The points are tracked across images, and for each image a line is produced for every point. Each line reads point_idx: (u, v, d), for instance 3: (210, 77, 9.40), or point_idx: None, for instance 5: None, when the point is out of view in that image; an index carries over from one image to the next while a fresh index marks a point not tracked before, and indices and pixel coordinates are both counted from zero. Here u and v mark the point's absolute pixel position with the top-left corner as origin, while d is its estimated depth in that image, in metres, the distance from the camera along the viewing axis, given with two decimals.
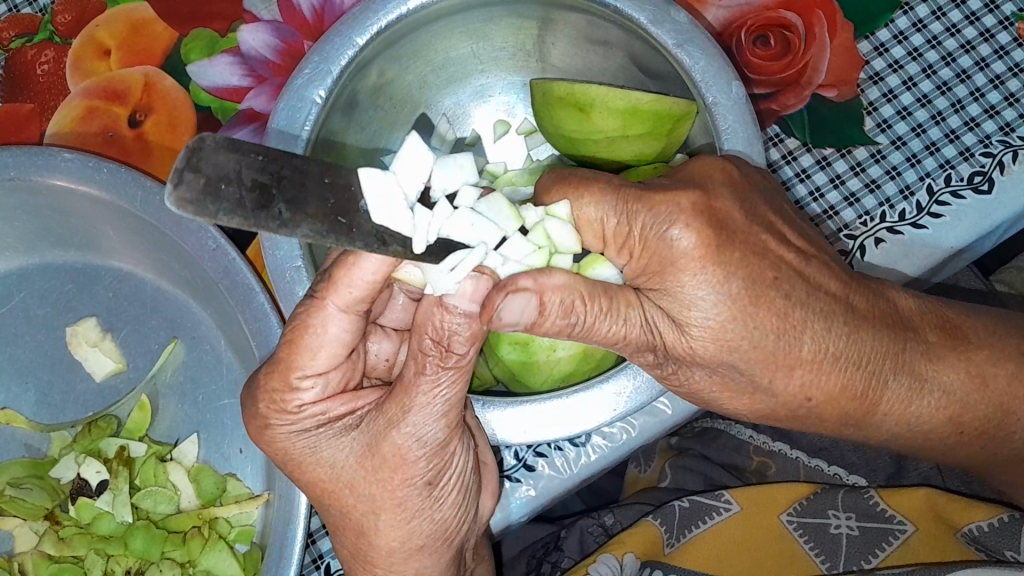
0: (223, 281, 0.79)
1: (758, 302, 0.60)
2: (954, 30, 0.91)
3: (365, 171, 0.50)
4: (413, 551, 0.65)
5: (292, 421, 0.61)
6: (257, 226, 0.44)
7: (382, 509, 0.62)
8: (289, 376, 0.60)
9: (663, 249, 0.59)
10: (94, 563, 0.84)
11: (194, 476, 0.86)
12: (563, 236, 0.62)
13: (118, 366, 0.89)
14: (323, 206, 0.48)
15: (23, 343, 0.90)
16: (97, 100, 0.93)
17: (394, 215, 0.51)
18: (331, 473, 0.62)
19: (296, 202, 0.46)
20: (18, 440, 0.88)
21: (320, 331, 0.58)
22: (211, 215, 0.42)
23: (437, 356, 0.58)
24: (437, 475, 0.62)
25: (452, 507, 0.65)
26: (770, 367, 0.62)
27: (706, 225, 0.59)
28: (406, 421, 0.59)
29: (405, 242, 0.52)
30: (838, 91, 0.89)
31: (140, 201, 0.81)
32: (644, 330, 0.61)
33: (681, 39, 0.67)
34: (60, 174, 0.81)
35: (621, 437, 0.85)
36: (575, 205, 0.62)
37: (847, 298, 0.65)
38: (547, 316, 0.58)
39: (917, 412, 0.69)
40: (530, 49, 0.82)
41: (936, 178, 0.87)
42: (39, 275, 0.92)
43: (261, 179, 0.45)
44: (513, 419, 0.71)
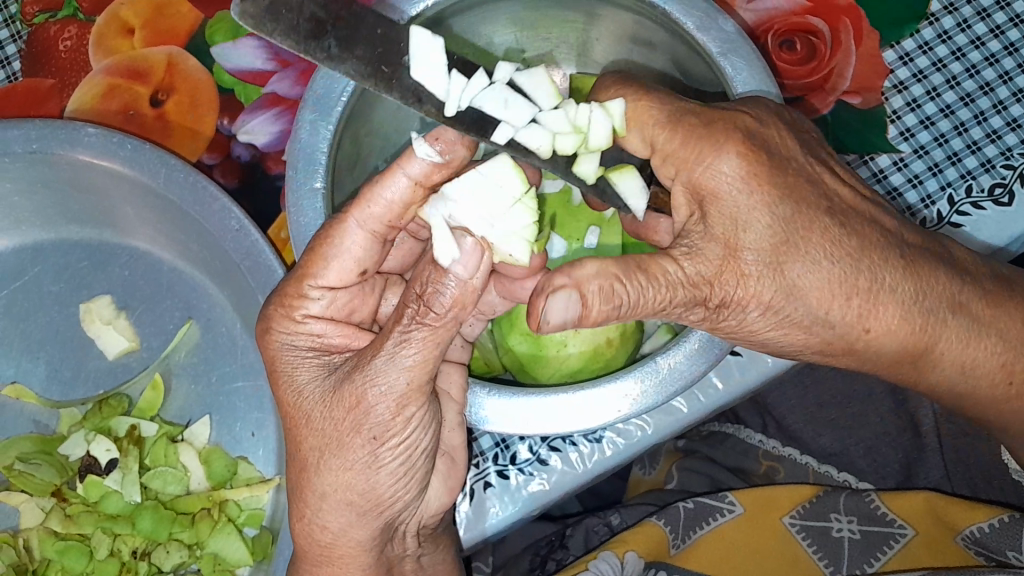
0: (245, 262, 0.79)
1: (804, 234, 0.60)
2: (978, 43, 0.92)
3: (414, 29, 0.52)
4: (344, 504, 0.62)
5: (291, 332, 0.63)
6: (308, 55, 0.47)
7: (326, 446, 0.60)
8: (302, 283, 0.62)
9: (712, 192, 0.60)
10: (101, 542, 0.83)
11: (205, 458, 0.86)
12: (600, 130, 0.63)
13: (131, 345, 0.88)
14: (370, 52, 0.51)
15: (35, 320, 0.89)
16: (119, 79, 0.93)
17: (432, 76, 0.53)
18: (294, 396, 0.61)
19: (345, 40, 0.49)
20: (27, 416, 0.87)
21: (337, 244, 0.61)
22: (268, 33, 0.46)
23: (415, 310, 0.57)
24: (384, 432, 0.59)
25: (391, 476, 0.62)
26: (824, 299, 0.61)
27: (756, 158, 0.60)
28: (372, 364, 0.58)
29: (439, 107, 0.54)
30: (862, 98, 0.90)
31: (164, 178, 0.80)
32: (688, 291, 0.60)
33: (725, 47, 0.68)
34: (82, 149, 0.80)
35: (636, 434, 0.85)
36: (630, 103, 0.63)
37: (903, 239, 0.65)
38: (590, 306, 0.57)
39: (973, 355, 0.69)
40: (575, 41, 0.83)
41: (958, 188, 0.87)
42: (54, 250, 0.91)
43: (319, 14, 0.48)
44: (513, 414, 0.68)
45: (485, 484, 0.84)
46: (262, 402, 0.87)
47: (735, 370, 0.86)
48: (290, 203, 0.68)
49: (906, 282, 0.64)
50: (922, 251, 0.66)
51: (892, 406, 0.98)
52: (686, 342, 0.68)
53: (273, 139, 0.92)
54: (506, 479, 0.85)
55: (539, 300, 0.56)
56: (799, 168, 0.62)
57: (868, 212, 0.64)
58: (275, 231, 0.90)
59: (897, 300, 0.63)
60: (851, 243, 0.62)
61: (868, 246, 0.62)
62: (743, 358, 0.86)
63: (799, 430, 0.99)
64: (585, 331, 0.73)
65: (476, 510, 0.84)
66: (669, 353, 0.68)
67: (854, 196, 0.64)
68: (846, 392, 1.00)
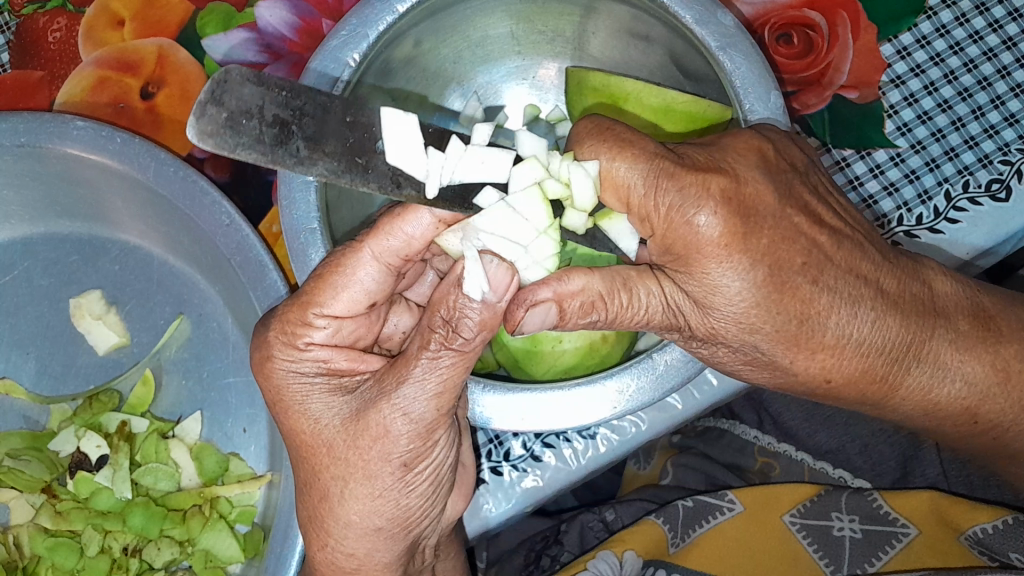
0: (236, 258, 0.78)
1: (782, 290, 0.59)
2: (977, 37, 0.91)
3: (384, 110, 0.53)
4: (369, 531, 0.61)
5: (295, 359, 0.61)
6: (276, 162, 0.47)
7: (352, 475, 0.59)
8: (306, 311, 0.60)
9: (691, 235, 0.58)
10: (92, 538, 0.83)
11: (196, 454, 0.85)
12: (581, 187, 0.59)
13: (121, 341, 0.88)
14: (341, 145, 0.51)
15: (23, 315, 0.88)
16: (109, 70, 0.92)
17: (404, 160, 0.54)
18: (312, 426, 0.60)
19: (314, 138, 0.49)
20: (16, 412, 0.87)
21: (348, 273, 0.59)
22: (230, 148, 0.45)
23: (442, 335, 0.57)
24: (414, 459, 0.59)
25: (421, 497, 0.62)
26: (789, 349, 0.62)
27: (734, 213, 0.58)
28: (398, 393, 0.57)
29: (419, 188, 0.55)
30: (859, 93, 0.89)
31: (153, 172, 0.79)
32: (666, 313, 0.62)
33: (724, 41, 0.67)
34: (71, 142, 0.79)
35: (631, 431, 0.85)
36: (605, 165, 0.59)
37: (878, 281, 0.64)
38: (567, 318, 0.60)
39: (936, 398, 0.70)
40: (571, 35, 0.82)
41: (954, 184, 0.87)
42: (44, 245, 0.90)
43: (282, 115, 0.47)
44: (514, 409, 0.68)
45: (479, 480, 0.84)
46: (254, 399, 0.87)
47: None
48: (283, 196, 0.67)
49: (883, 320, 0.63)
50: (900, 286, 0.65)
51: None
52: None
53: None
54: (500, 475, 0.84)
55: (517, 311, 0.58)
56: (776, 223, 0.60)
57: (850, 229, 0.64)
58: (267, 225, 0.90)
59: (880, 324, 0.63)
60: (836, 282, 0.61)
61: (843, 292, 0.62)
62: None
63: (795, 427, 0.99)
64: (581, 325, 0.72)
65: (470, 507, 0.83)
66: (664, 350, 0.68)
67: (832, 243, 0.62)
68: None
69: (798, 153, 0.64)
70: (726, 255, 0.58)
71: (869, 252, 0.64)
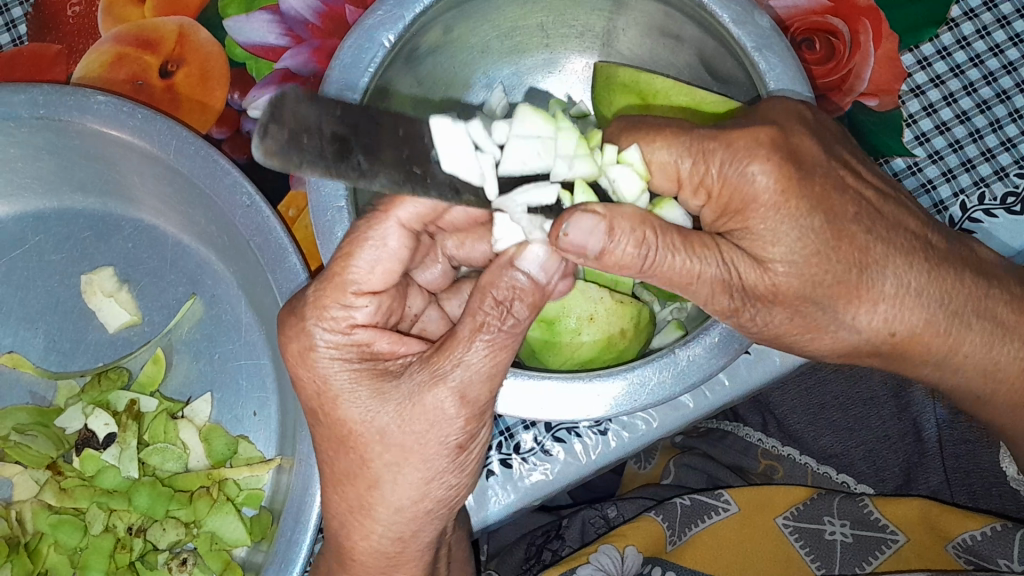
0: (255, 240, 0.77)
1: (839, 238, 0.62)
2: (997, 51, 0.92)
3: (434, 120, 0.53)
4: (418, 514, 0.62)
5: (337, 341, 0.60)
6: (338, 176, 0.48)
7: (408, 461, 0.59)
8: (345, 292, 0.59)
9: (743, 191, 0.61)
10: (96, 517, 0.82)
11: (205, 435, 0.84)
12: (628, 178, 0.65)
13: (133, 319, 0.87)
14: (398, 155, 0.52)
15: (33, 288, 0.88)
16: (128, 47, 0.91)
17: (459, 163, 0.55)
18: (362, 414, 0.59)
19: (372, 149, 0.50)
20: (23, 387, 0.86)
21: (377, 244, 0.59)
22: (295, 164, 0.46)
23: (495, 316, 0.58)
24: (469, 443, 0.61)
25: (469, 476, 0.63)
26: (849, 302, 0.63)
27: (785, 161, 0.61)
28: (450, 374, 0.58)
29: (478, 192, 0.56)
30: (879, 101, 0.89)
31: (174, 149, 0.79)
32: (724, 271, 0.62)
33: (760, 43, 0.67)
34: (91, 116, 0.79)
35: (642, 427, 0.85)
36: (645, 149, 0.64)
37: (927, 237, 0.67)
38: (617, 243, 0.58)
39: (996, 360, 0.73)
40: (599, 31, 0.83)
41: (970, 195, 0.88)
42: (56, 219, 0.89)
43: (340, 131, 0.49)
44: (539, 400, 0.67)
45: (488, 472, 0.84)
46: (264, 382, 0.86)
47: (743, 369, 0.85)
48: (311, 175, 0.67)
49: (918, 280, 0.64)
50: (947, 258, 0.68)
51: (893, 410, 0.97)
52: (705, 335, 0.67)
53: None
54: (509, 468, 0.84)
55: (561, 224, 0.56)
56: (827, 181, 0.62)
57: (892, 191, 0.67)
58: (284, 209, 0.89)
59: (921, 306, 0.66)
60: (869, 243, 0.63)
61: (848, 281, 0.62)
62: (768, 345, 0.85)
63: (800, 431, 0.99)
64: (601, 317, 0.73)
65: (477, 499, 0.83)
66: (688, 346, 0.67)
67: (877, 197, 0.65)
68: (848, 395, 0.99)
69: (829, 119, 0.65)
70: (783, 203, 0.60)
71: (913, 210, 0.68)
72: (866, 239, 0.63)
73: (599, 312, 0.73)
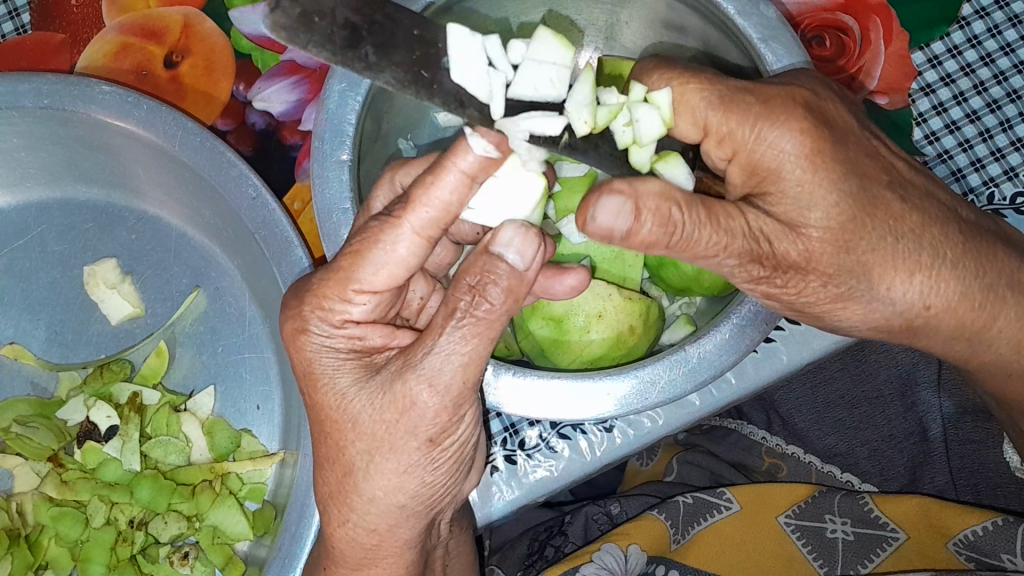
0: (260, 232, 0.77)
1: (873, 208, 0.61)
2: (1008, 49, 0.92)
3: (451, 29, 0.52)
4: (393, 508, 0.61)
5: (326, 333, 0.59)
6: (343, 64, 0.46)
7: (378, 450, 0.58)
8: (345, 288, 0.58)
9: (775, 157, 0.59)
10: (97, 509, 0.81)
11: (208, 429, 0.84)
12: (650, 122, 0.62)
13: (135, 311, 0.86)
14: (408, 56, 0.50)
15: (36, 279, 0.87)
16: (133, 37, 0.90)
17: (468, 75, 0.52)
18: (337, 399, 0.59)
19: (383, 45, 0.48)
20: (24, 377, 0.85)
21: (387, 248, 0.56)
22: (301, 43, 0.44)
23: (468, 301, 0.56)
24: (440, 434, 0.58)
25: (445, 475, 0.62)
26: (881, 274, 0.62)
27: (820, 125, 0.60)
28: (423, 361, 0.56)
29: (483, 109, 0.53)
30: (889, 99, 0.89)
31: (180, 140, 0.78)
32: (748, 240, 0.60)
33: (767, 34, 0.67)
34: (96, 106, 0.78)
35: (646, 425, 0.84)
36: (676, 91, 0.61)
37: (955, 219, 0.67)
38: (643, 223, 0.56)
39: None
40: (602, 25, 0.82)
41: (979, 194, 0.88)
42: (59, 209, 0.89)
43: (352, 19, 0.46)
44: (548, 397, 0.67)
45: (492, 468, 0.83)
46: (267, 375, 0.86)
47: (749, 367, 0.84)
48: (316, 174, 0.66)
49: (936, 267, 0.65)
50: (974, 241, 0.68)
51: (899, 409, 0.97)
52: (717, 331, 0.67)
53: (289, 109, 0.89)
54: (513, 464, 0.84)
55: (588, 204, 0.56)
56: (857, 143, 0.62)
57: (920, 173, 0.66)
58: (288, 200, 0.89)
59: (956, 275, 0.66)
60: (885, 234, 0.62)
61: (884, 250, 0.62)
62: (776, 343, 0.85)
63: (805, 430, 0.99)
64: (609, 314, 0.72)
65: (481, 496, 0.83)
66: (701, 342, 0.67)
67: (906, 169, 0.65)
68: (854, 393, 0.99)
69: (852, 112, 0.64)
70: (819, 167, 0.59)
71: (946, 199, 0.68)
72: (899, 207, 0.63)
73: (607, 309, 0.72)
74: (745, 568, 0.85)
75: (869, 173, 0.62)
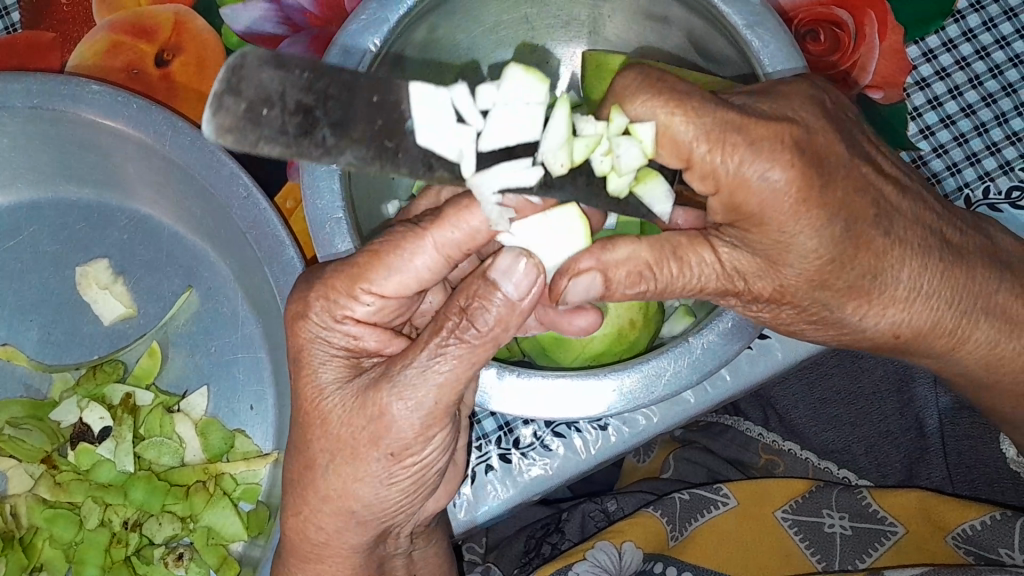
0: (252, 232, 0.76)
1: (857, 245, 0.60)
2: (1003, 43, 0.91)
3: (413, 88, 0.50)
4: (342, 512, 0.60)
5: (325, 326, 0.59)
6: (300, 155, 0.46)
7: (339, 453, 0.58)
8: (354, 285, 0.58)
9: (757, 195, 0.56)
10: (91, 511, 0.81)
11: (201, 429, 0.83)
12: (630, 155, 0.57)
13: (128, 311, 0.86)
14: (370, 128, 0.49)
15: (27, 280, 0.87)
16: (123, 35, 0.89)
17: (434, 137, 0.51)
18: (316, 390, 0.59)
19: (341, 125, 0.47)
20: (17, 379, 0.85)
21: (405, 258, 0.57)
22: (251, 141, 0.44)
23: (455, 323, 0.56)
24: (402, 451, 0.58)
25: (401, 492, 0.61)
26: (859, 303, 0.63)
27: (810, 164, 0.57)
28: (402, 374, 0.56)
29: (453, 168, 0.52)
30: (884, 93, 0.88)
31: (171, 141, 0.77)
32: (721, 281, 0.62)
33: (752, 20, 0.66)
34: (86, 106, 0.77)
35: (642, 423, 0.84)
36: (660, 125, 0.56)
37: (941, 230, 0.66)
38: (614, 287, 0.60)
39: (1000, 355, 0.73)
40: (585, 19, 0.82)
41: (975, 189, 0.88)
42: (51, 209, 0.88)
43: (304, 101, 0.46)
44: (546, 397, 0.67)
45: (487, 467, 0.83)
46: (261, 375, 0.86)
47: (744, 363, 0.84)
48: (306, 185, 0.65)
49: (925, 276, 0.64)
50: (962, 240, 0.68)
51: (895, 404, 0.97)
52: (718, 321, 0.67)
53: None
54: (508, 464, 0.83)
55: (561, 280, 0.59)
56: (848, 173, 0.59)
57: (908, 177, 0.65)
58: (281, 200, 0.88)
59: (925, 303, 0.65)
60: (879, 237, 0.61)
61: (861, 287, 0.62)
62: (772, 341, 0.85)
63: (802, 427, 0.98)
64: (609, 311, 0.72)
65: (475, 490, 0.83)
66: (703, 332, 0.67)
67: (894, 191, 0.62)
68: (851, 388, 0.98)
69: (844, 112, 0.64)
70: (804, 213, 0.57)
71: (937, 207, 0.67)
72: (883, 242, 0.61)
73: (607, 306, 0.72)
74: (742, 567, 0.85)
75: (862, 182, 0.60)
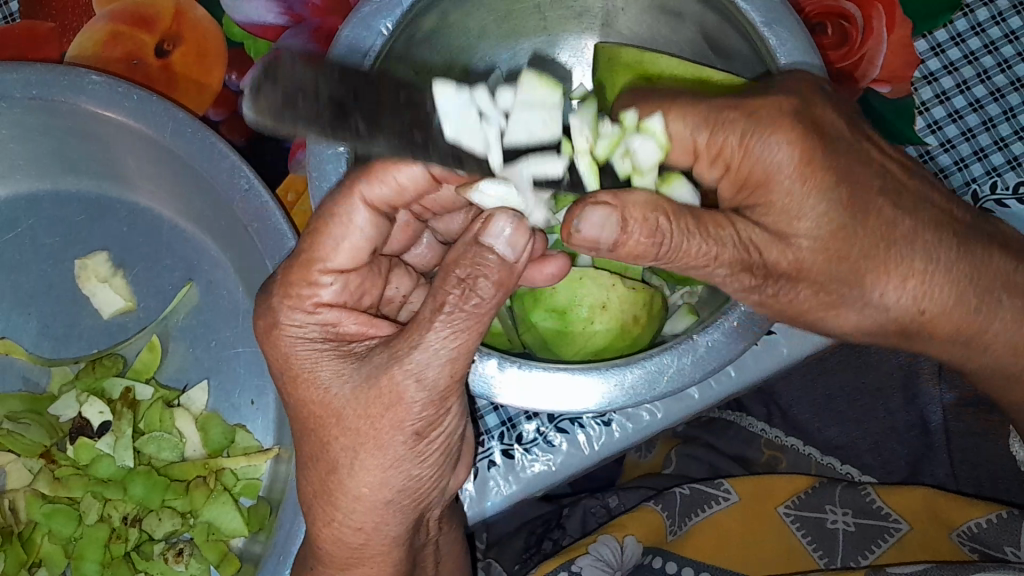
0: (253, 225, 0.75)
1: (865, 213, 0.61)
2: (1012, 37, 0.91)
3: (438, 88, 0.57)
4: (378, 505, 0.60)
5: (299, 323, 0.59)
6: (332, 135, 0.48)
7: (361, 445, 0.57)
8: (311, 270, 0.60)
9: (766, 167, 0.59)
10: (90, 506, 0.81)
11: (202, 425, 0.83)
12: (646, 150, 0.65)
13: (127, 304, 0.85)
14: (398, 120, 0.53)
15: (27, 272, 0.86)
16: (122, 24, 0.87)
17: (459, 130, 0.58)
18: (322, 394, 0.58)
19: (371, 116, 0.51)
20: (16, 372, 0.84)
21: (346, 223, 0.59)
22: (289, 124, 0.46)
23: (456, 296, 0.55)
24: (428, 427, 0.57)
25: (432, 468, 0.60)
26: (874, 274, 0.62)
27: (810, 133, 0.60)
28: (410, 358, 0.55)
29: (478, 158, 0.57)
30: (892, 87, 0.88)
31: (171, 132, 0.76)
32: (739, 249, 0.60)
33: (769, 17, 0.65)
34: (85, 96, 0.76)
35: (646, 419, 0.83)
36: (664, 119, 0.63)
37: (951, 210, 0.67)
38: (630, 234, 0.56)
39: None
40: (598, 11, 0.81)
41: (983, 184, 0.87)
42: (51, 202, 0.87)
43: (337, 96, 0.49)
44: (548, 387, 0.66)
45: (490, 463, 0.82)
46: (262, 369, 0.85)
47: (749, 359, 0.83)
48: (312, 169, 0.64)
49: (936, 252, 0.64)
50: (972, 225, 0.68)
51: (901, 400, 0.95)
52: (724, 320, 0.66)
53: None
54: (511, 459, 0.83)
55: (573, 212, 0.54)
56: (851, 147, 0.62)
57: (913, 160, 0.68)
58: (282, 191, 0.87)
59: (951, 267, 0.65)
60: (888, 211, 0.62)
61: (874, 256, 0.62)
62: (777, 335, 0.83)
63: (805, 422, 0.99)
64: (613, 305, 0.72)
65: (478, 490, 0.82)
66: (708, 330, 0.66)
67: (901, 170, 0.65)
68: (855, 384, 0.98)
69: (848, 100, 0.66)
70: (808, 175, 0.59)
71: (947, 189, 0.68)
72: (891, 212, 0.62)
73: (611, 300, 0.72)
74: (745, 562, 0.84)
75: (868, 158, 0.63)
